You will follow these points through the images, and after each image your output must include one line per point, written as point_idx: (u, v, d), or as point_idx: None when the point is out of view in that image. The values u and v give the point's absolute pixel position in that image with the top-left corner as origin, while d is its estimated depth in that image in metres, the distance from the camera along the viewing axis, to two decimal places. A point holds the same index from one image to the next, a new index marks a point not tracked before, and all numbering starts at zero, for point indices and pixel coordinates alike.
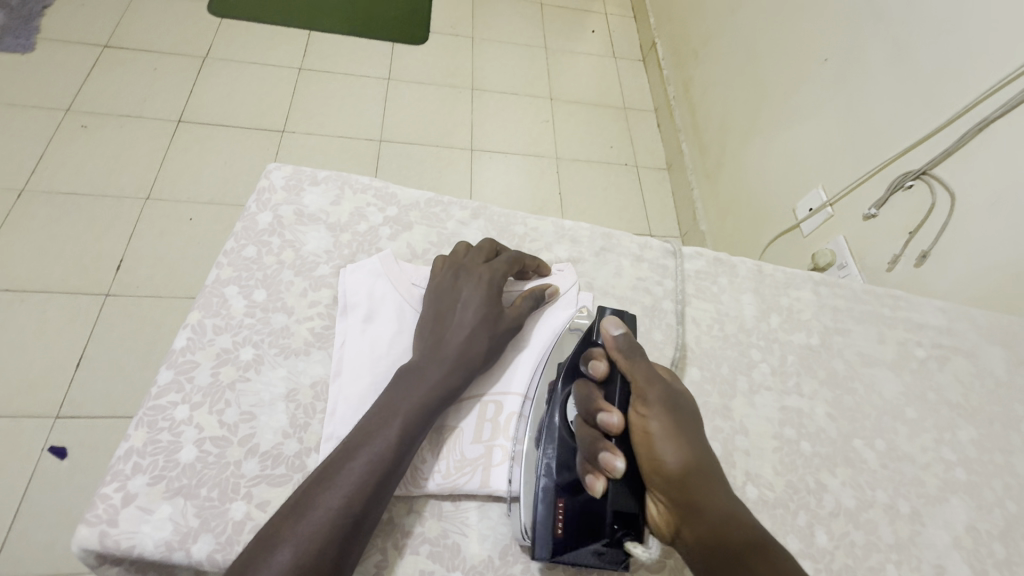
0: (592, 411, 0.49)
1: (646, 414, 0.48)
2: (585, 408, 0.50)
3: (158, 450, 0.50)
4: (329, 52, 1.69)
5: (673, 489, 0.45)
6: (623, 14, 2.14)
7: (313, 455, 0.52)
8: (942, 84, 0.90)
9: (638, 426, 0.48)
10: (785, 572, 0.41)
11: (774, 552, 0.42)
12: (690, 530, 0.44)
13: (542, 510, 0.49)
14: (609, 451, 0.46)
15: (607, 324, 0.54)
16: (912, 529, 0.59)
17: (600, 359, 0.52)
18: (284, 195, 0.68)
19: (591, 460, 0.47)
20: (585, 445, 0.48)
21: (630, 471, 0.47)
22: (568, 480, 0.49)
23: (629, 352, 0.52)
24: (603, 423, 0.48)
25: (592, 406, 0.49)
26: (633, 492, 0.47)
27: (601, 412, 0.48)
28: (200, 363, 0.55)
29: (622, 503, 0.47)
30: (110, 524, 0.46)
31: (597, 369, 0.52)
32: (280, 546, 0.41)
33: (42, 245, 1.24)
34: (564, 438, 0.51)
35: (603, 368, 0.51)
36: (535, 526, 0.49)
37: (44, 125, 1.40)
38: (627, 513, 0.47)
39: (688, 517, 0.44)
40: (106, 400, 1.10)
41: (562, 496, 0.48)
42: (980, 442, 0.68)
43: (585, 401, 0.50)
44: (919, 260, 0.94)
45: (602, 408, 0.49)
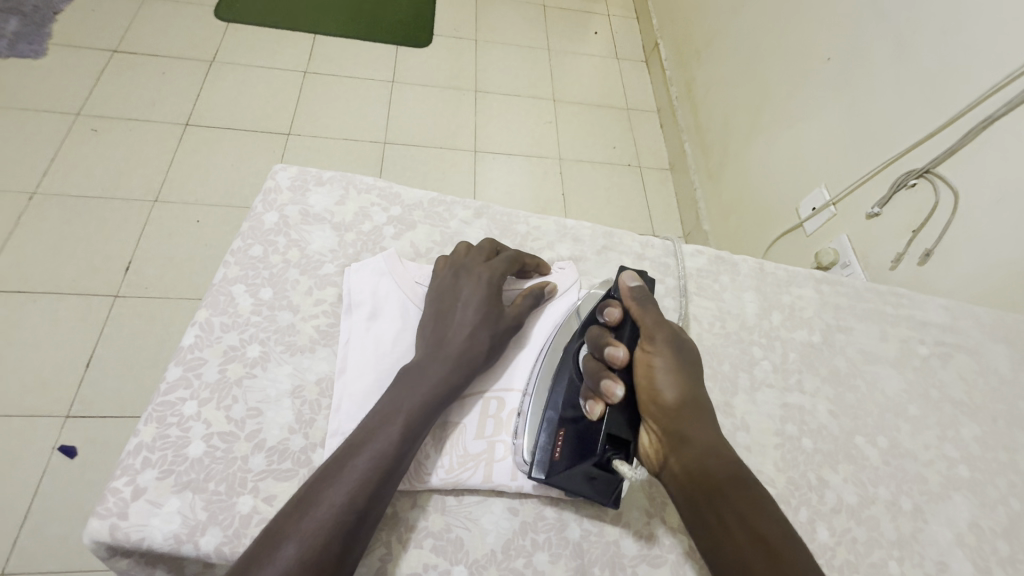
0: (601, 347, 0.53)
1: (651, 351, 0.52)
2: (595, 345, 0.53)
3: (167, 445, 0.51)
4: (334, 55, 1.71)
5: (666, 418, 0.49)
6: (626, 15, 2.14)
7: (318, 451, 0.53)
8: (944, 83, 0.90)
9: (642, 361, 0.52)
10: (755, 500, 0.45)
11: (749, 485, 0.46)
12: (676, 457, 0.47)
13: (545, 435, 0.51)
14: (609, 379, 0.50)
15: (626, 277, 0.59)
16: (914, 526, 0.59)
17: (616, 307, 0.56)
18: (290, 195, 0.69)
19: (594, 388, 0.51)
20: (589, 375, 0.51)
21: (629, 401, 0.51)
22: (572, 409, 0.51)
23: (641, 300, 0.57)
24: (609, 355, 0.51)
25: (602, 343, 0.53)
26: (629, 420, 0.50)
27: (609, 346, 0.52)
28: (208, 360, 0.56)
29: (617, 428, 0.49)
30: (120, 517, 0.47)
31: (611, 315, 0.56)
32: (285, 541, 0.41)
33: (53, 247, 1.26)
34: (572, 376, 0.53)
35: (617, 314, 0.55)
36: (535, 452, 0.51)
37: (55, 129, 1.42)
38: (621, 440, 0.49)
39: (677, 445, 0.48)
40: (115, 400, 1.11)
41: (564, 425, 0.51)
42: (982, 440, 0.68)
43: (597, 339, 0.54)
44: (922, 258, 0.94)
45: (610, 344, 0.52)
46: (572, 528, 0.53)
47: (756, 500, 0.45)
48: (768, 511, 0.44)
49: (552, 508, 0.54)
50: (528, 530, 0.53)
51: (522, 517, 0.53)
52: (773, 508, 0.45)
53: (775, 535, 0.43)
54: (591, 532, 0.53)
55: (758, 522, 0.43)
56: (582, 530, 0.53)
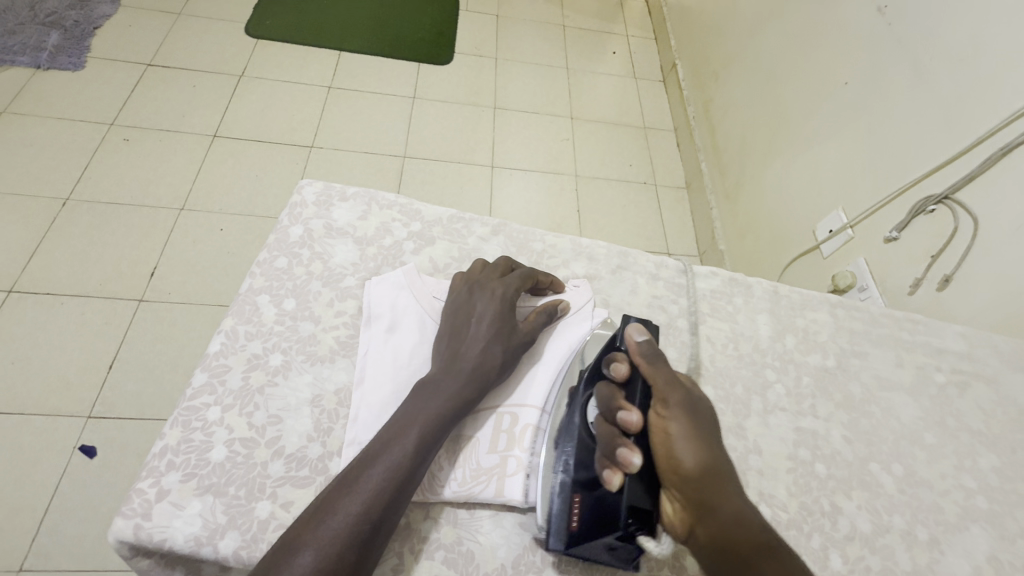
0: (612, 409, 0.51)
1: (666, 416, 0.49)
2: (606, 406, 0.51)
3: (191, 448, 0.52)
4: (358, 72, 1.76)
5: (689, 489, 0.46)
6: (644, 36, 2.18)
7: (335, 459, 0.54)
8: (963, 110, 0.90)
9: (658, 427, 0.49)
10: (788, 571, 0.43)
11: (778, 553, 0.44)
12: (704, 529, 0.45)
13: (558, 502, 0.51)
14: (626, 447, 0.48)
15: (630, 330, 0.56)
16: (930, 557, 0.59)
17: (622, 362, 0.54)
18: (315, 210, 0.72)
19: (610, 455, 0.48)
20: (604, 440, 0.50)
21: (648, 471, 0.48)
22: (584, 474, 0.51)
23: (651, 358, 0.53)
24: (622, 421, 0.49)
25: (614, 405, 0.51)
26: (648, 489, 0.47)
27: (621, 411, 0.50)
28: (232, 367, 0.58)
29: (637, 499, 0.47)
30: (144, 517, 0.48)
31: (619, 371, 0.53)
32: (302, 549, 0.42)
33: (83, 251, 1.30)
34: (582, 436, 0.53)
35: (624, 371, 0.53)
36: (551, 519, 0.51)
37: (90, 138, 1.48)
38: (642, 509, 0.47)
39: (702, 516, 0.45)
40: (135, 402, 1.14)
41: (578, 490, 0.50)
42: (1001, 471, 0.66)
43: (607, 400, 0.51)
44: (942, 283, 0.93)
45: (622, 407, 0.50)
46: None
47: (792, 573, 0.43)
48: None
49: None
50: (538, 547, 0.53)
51: (532, 534, 0.54)
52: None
53: None
54: None
55: None
56: None
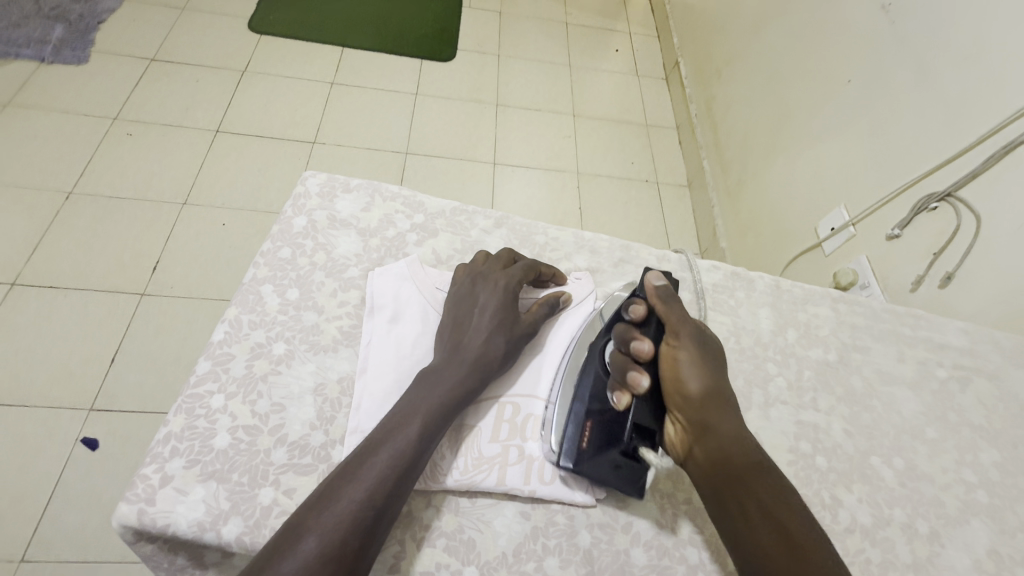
0: (626, 341, 0.54)
1: (677, 346, 0.54)
2: (621, 339, 0.55)
3: (194, 435, 0.53)
4: (360, 68, 1.76)
5: (691, 411, 0.51)
6: (647, 34, 2.18)
7: (338, 447, 0.55)
8: (967, 107, 0.90)
9: (668, 355, 0.54)
10: (775, 489, 0.47)
11: (768, 475, 0.48)
12: (702, 447, 0.50)
13: (571, 427, 0.53)
14: (636, 371, 0.51)
15: (650, 275, 0.58)
16: (931, 550, 0.59)
17: (640, 304, 0.56)
18: (318, 201, 0.72)
19: (620, 379, 0.52)
20: (616, 366, 0.53)
21: (656, 396, 0.52)
22: (597, 402, 0.52)
23: (667, 298, 0.57)
24: (634, 349, 0.53)
25: (628, 336, 0.54)
26: (654, 411, 0.52)
27: (635, 341, 0.53)
28: (236, 356, 0.58)
29: (643, 419, 0.51)
30: (147, 502, 0.49)
31: (636, 311, 0.56)
32: (307, 534, 0.43)
33: (86, 244, 1.31)
34: (598, 370, 0.54)
35: (642, 311, 0.56)
36: (563, 441, 0.53)
37: (93, 132, 1.48)
38: (647, 429, 0.51)
39: (701, 435, 0.50)
40: (137, 395, 1.14)
41: (590, 416, 0.52)
42: (1002, 466, 0.67)
43: (623, 333, 0.54)
44: (944, 281, 0.93)
45: (635, 338, 0.53)
46: (583, 535, 0.54)
47: (780, 493, 0.47)
48: (786, 501, 0.47)
49: (565, 514, 0.55)
50: (539, 536, 0.53)
51: (534, 522, 0.54)
52: (794, 500, 0.48)
53: (793, 523, 0.45)
54: (601, 540, 0.54)
55: (777, 513, 0.46)
56: (593, 538, 0.54)
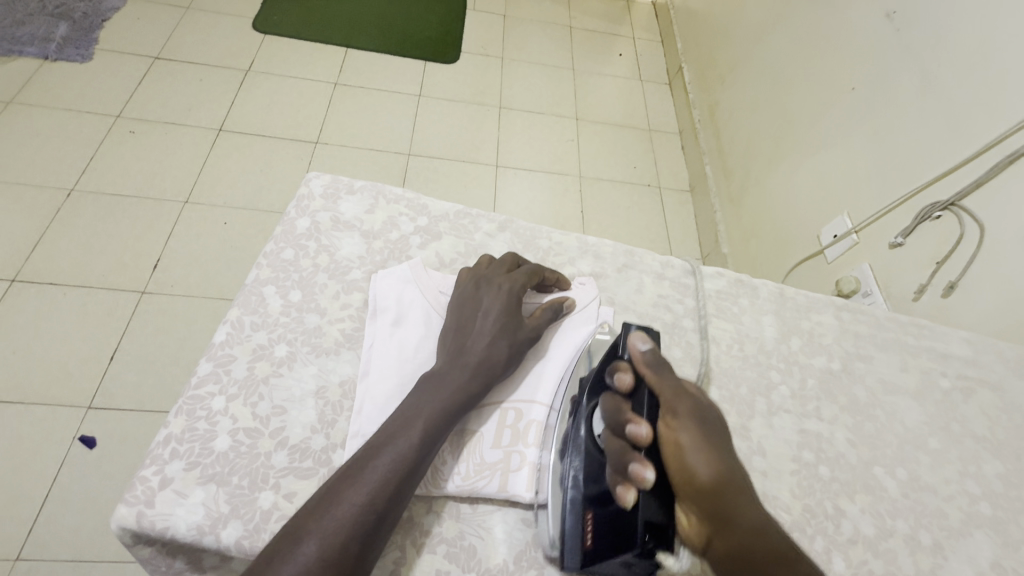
0: (618, 420, 0.50)
1: (676, 427, 0.49)
2: (612, 419, 0.50)
3: (194, 437, 0.52)
4: (364, 68, 1.77)
5: (705, 501, 0.46)
6: (651, 38, 2.18)
7: (339, 450, 0.54)
8: (972, 117, 0.89)
9: (668, 439, 0.49)
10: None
11: (793, 563, 0.45)
12: (722, 541, 0.46)
13: (570, 520, 0.50)
14: (638, 462, 0.47)
15: (634, 340, 0.55)
16: (933, 561, 0.58)
17: (626, 371, 0.53)
18: (322, 202, 0.72)
19: (620, 470, 0.48)
20: (613, 455, 0.49)
21: (661, 485, 0.47)
22: (595, 491, 0.49)
23: (656, 367, 0.53)
24: (631, 434, 0.48)
25: (620, 417, 0.50)
26: (662, 502, 0.46)
27: (629, 424, 0.49)
28: (237, 357, 0.58)
29: (653, 514, 0.45)
30: (147, 504, 0.48)
31: (622, 381, 0.52)
32: (306, 538, 0.42)
33: (86, 242, 1.30)
34: (591, 451, 0.51)
35: (628, 380, 0.52)
36: (564, 537, 0.50)
37: (96, 130, 1.48)
38: (658, 525, 0.45)
39: (719, 527, 0.46)
40: (136, 394, 1.14)
41: (590, 507, 0.49)
42: (1006, 478, 0.66)
43: (613, 413, 0.50)
44: (947, 290, 0.93)
45: (629, 420, 0.49)
46: None
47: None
48: None
49: None
50: (540, 543, 0.53)
51: (535, 530, 0.53)
52: None
53: None
54: None
55: None
56: None
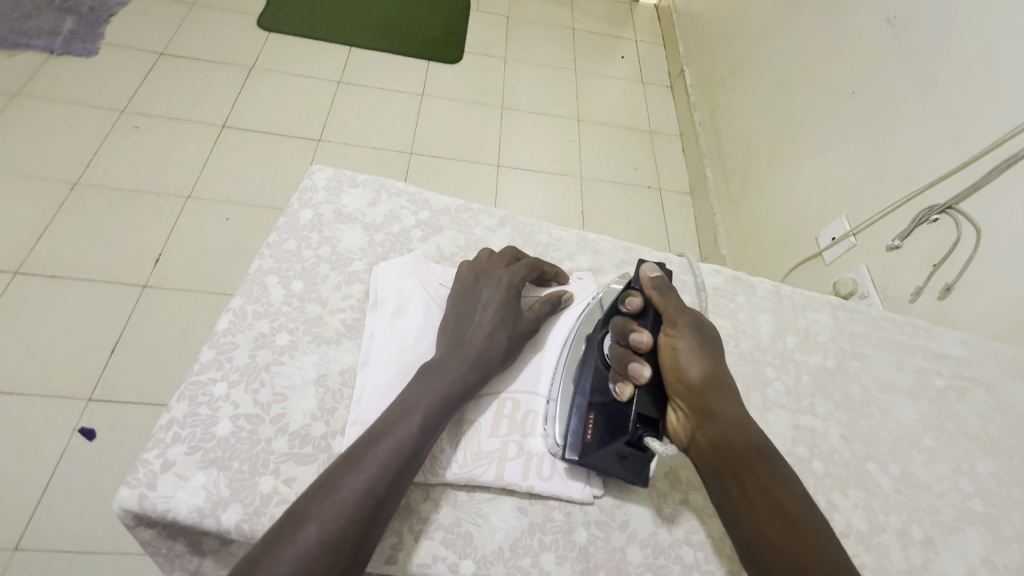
0: (625, 334, 0.57)
1: (674, 335, 0.56)
2: (620, 332, 0.57)
3: (196, 422, 0.53)
4: (367, 67, 1.78)
5: (693, 397, 0.52)
6: (653, 42, 2.19)
7: (338, 438, 0.55)
8: (970, 122, 0.90)
9: (667, 346, 0.56)
10: (776, 473, 0.49)
11: (766, 454, 0.51)
12: (705, 433, 0.51)
13: (574, 419, 0.54)
14: (637, 363, 0.54)
15: (645, 268, 0.61)
16: (925, 556, 0.59)
17: (636, 296, 0.59)
18: (325, 195, 0.72)
19: (622, 371, 0.54)
20: (617, 360, 0.55)
21: (658, 384, 0.54)
22: (600, 394, 0.54)
23: (662, 289, 0.59)
24: (633, 342, 0.55)
25: (626, 330, 0.56)
26: (655, 399, 0.53)
27: (634, 333, 0.56)
28: (239, 345, 0.59)
29: (646, 408, 0.52)
30: (148, 487, 0.49)
31: (633, 304, 0.58)
32: (307, 522, 0.43)
33: (90, 234, 1.31)
34: (598, 363, 0.56)
35: (638, 303, 0.58)
36: (567, 435, 0.54)
37: (100, 124, 1.49)
38: (649, 418, 0.52)
39: (703, 421, 0.52)
40: (136, 386, 1.15)
41: (594, 408, 0.54)
42: (998, 475, 0.67)
43: (622, 327, 0.57)
44: (943, 292, 0.93)
45: (634, 330, 0.56)
46: (579, 531, 0.54)
47: (778, 472, 0.50)
48: (785, 481, 0.49)
49: (562, 511, 0.55)
50: (536, 531, 0.53)
51: (531, 518, 0.54)
52: (794, 482, 0.49)
53: (796, 507, 0.47)
54: (597, 537, 0.54)
55: (778, 497, 0.48)
56: (589, 535, 0.54)
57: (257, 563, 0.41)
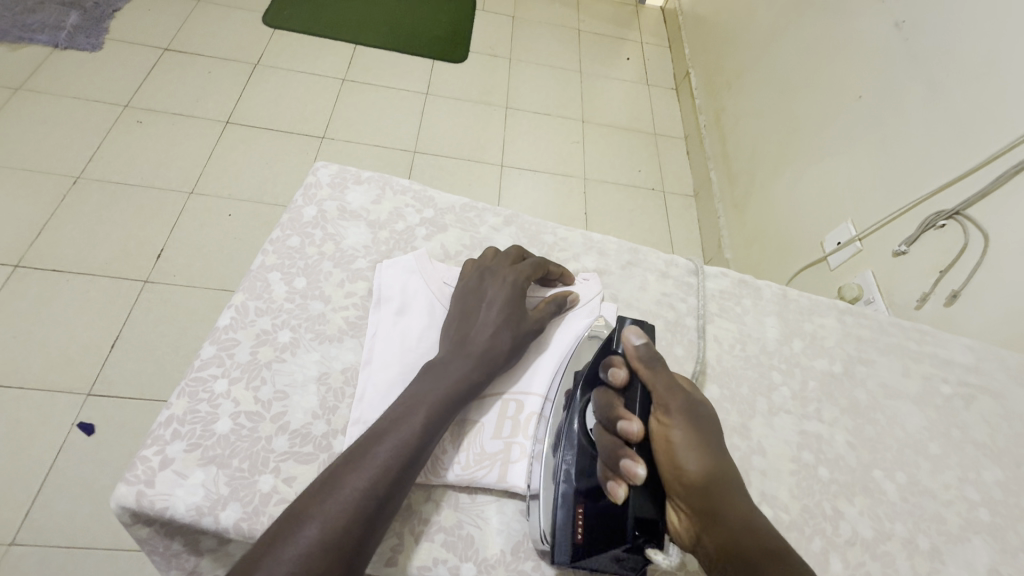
0: (612, 418, 0.49)
1: (668, 424, 0.49)
2: (605, 414, 0.50)
3: (196, 419, 0.52)
4: (372, 65, 1.77)
5: (695, 497, 0.46)
6: (658, 43, 2.19)
7: (339, 437, 0.54)
8: (977, 127, 0.90)
9: (660, 435, 0.49)
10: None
11: (782, 558, 0.44)
12: (711, 537, 0.45)
13: (561, 516, 0.48)
14: (630, 459, 0.46)
15: (629, 334, 0.53)
16: (931, 566, 0.58)
17: (619, 367, 0.52)
18: (329, 191, 0.72)
19: (612, 466, 0.47)
20: (605, 451, 0.48)
21: (652, 480, 0.47)
22: (587, 487, 0.48)
23: (650, 362, 0.52)
24: (623, 430, 0.48)
25: (613, 413, 0.50)
26: (652, 498, 0.47)
27: (622, 420, 0.48)
28: (241, 341, 0.58)
29: (643, 509, 0.46)
30: (147, 484, 0.48)
31: (616, 377, 0.52)
32: (308, 521, 0.42)
33: (91, 229, 1.31)
34: (584, 448, 0.50)
35: (622, 377, 0.51)
36: (555, 531, 0.48)
37: (104, 118, 1.49)
38: (647, 520, 0.46)
39: (708, 524, 0.45)
40: (136, 382, 1.14)
41: (582, 504, 0.48)
42: (1006, 485, 0.66)
43: (607, 409, 0.50)
44: (949, 299, 0.93)
45: (622, 416, 0.49)
46: None
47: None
48: None
49: None
50: None
51: None
52: None
53: None
54: None
55: None
56: None
57: (257, 561, 0.40)
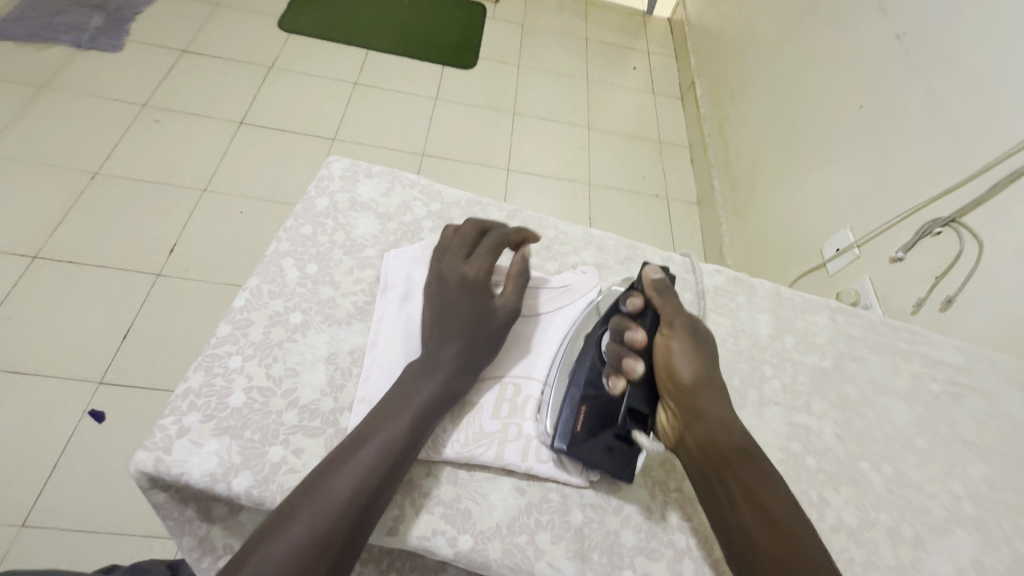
0: (622, 331, 0.58)
1: (669, 336, 0.57)
2: (617, 328, 0.58)
3: (211, 392, 0.55)
4: (383, 70, 1.82)
5: (682, 397, 0.54)
6: (665, 53, 2.23)
7: (345, 414, 0.57)
8: (972, 139, 0.93)
9: (661, 344, 0.57)
10: (759, 475, 0.51)
11: (752, 457, 0.52)
12: (692, 431, 0.53)
13: (566, 411, 0.55)
14: (631, 358, 0.55)
15: (649, 270, 0.62)
16: (915, 555, 0.60)
17: (638, 297, 0.60)
18: (341, 183, 0.75)
19: (615, 365, 0.56)
20: (611, 355, 0.56)
21: (648, 380, 0.56)
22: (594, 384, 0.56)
23: (662, 290, 0.61)
24: (629, 338, 0.57)
25: (623, 327, 0.58)
26: (647, 395, 0.55)
27: (629, 330, 0.57)
28: (254, 321, 0.61)
29: (636, 403, 0.55)
30: (164, 451, 0.51)
31: (633, 304, 0.59)
32: (296, 520, 0.44)
33: (108, 222, 1.35)
34: (594, 358, 0.57)
35: (639, 303, 0.59)
36: (558, 424, 0.55)
37: (122, 117, 1.54)
38: (639, 413, 0.55)
39: (691, 420, 0.53)
40: (146, 371, 1.18)
41: (586, 401, 0.55)
42: (991, 481, 0.68)
43: (619, 324, 0.58)
44: (944, 304, 0.95)
45: (630, 328, 0.57)
46: (575, 513, 0.56)
47: (760, 476, 0.51)
48: (770, 483, 0.51)
49: (559, 493, 0.57)
50: (533, 511, 0.55)
51: (529, 498, 0.56)
52: (778, 485, 0.51)
53: (778, 508, 0.49)
54: (592, 519, 0.56)
55: (762, 499, 0.49)
56: (584, 517, 0.56)
57: (246, 557, 0.42)
